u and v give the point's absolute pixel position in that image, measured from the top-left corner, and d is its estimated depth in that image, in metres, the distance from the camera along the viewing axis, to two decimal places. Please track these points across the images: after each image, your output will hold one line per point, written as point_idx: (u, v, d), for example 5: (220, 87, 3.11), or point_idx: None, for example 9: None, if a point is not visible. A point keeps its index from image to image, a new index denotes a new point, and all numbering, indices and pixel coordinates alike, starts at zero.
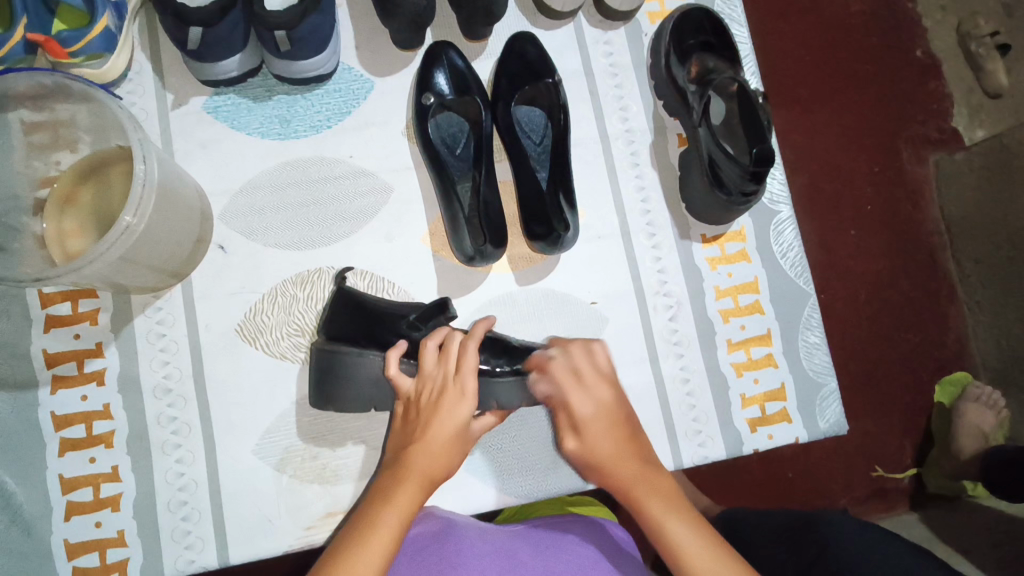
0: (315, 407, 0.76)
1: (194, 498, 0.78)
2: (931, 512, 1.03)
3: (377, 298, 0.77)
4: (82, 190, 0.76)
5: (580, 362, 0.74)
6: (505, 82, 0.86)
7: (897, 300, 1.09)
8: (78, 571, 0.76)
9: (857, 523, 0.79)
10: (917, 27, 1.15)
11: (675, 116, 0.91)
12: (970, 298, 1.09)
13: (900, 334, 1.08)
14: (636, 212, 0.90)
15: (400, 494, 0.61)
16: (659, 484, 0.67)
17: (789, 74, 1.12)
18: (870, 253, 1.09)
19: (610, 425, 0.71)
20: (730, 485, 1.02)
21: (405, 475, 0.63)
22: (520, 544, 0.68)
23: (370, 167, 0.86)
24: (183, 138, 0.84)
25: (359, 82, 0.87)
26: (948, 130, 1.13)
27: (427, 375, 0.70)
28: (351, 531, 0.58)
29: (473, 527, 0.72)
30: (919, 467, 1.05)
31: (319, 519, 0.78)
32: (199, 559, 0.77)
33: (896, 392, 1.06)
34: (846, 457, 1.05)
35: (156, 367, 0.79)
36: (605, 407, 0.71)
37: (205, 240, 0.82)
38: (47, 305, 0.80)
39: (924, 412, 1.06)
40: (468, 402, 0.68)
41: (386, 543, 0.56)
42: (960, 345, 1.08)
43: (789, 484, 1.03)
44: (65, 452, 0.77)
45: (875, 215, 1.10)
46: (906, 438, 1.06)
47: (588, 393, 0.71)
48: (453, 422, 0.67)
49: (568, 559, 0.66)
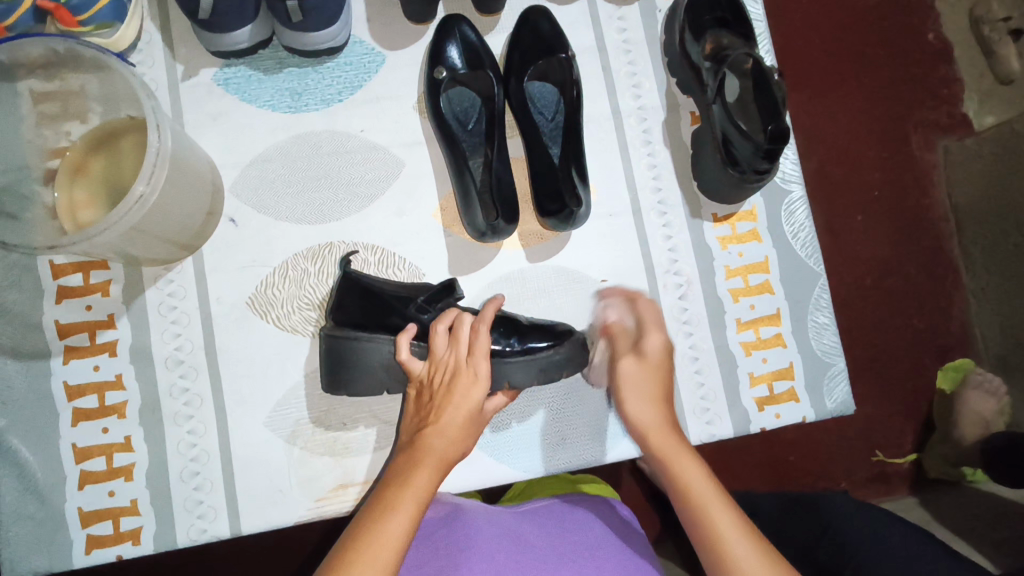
0: (327, 390, 0.76)
1: (206, 468, 0.78)
2: (930, 496, 1.04)
3: (385, 282, 0.77)
4: (94, 161, 0.76)
5: (647, 314, 0.80)
6: (518, 57, 0.85)
7: (904, 284, 1.08)
8: (91, 539, 0.76)
9: (858, 504, 0.80)
10: (930, 10, 1.14)
11: (689, 94, 0.91)
12: (976, 285, 1.08)
13: (906, 319, 1.08)
14: (648, 190, 0.89)
15: (417, 476, 0.61)
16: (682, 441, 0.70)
17: (801, 55, 1.11)
18: (879, 236, 1.09)
19: (659, 372, 0.76)
20: (733, 467, 1.03)
21: (420, 457, 0.63)
22: (527, 526, 0.68)
23: (381, 142, 0.85)
24: (194, 110, 0.84)
25: (370, 55, 0.86)
26: (958, 115, 1.12)
27: (440, 360, 0.70)
28: (369, 512, 0.57)
29: (479, 509, 0.71)
30: (919, 452, 1.05)
31: (330, 491, 0.79)
32: (211, 528, 0.77)
33: (899, 377, 1.07)
34: (849, 439, 1.05)
35: (168, 339, 0.80)
36: (660, 356, 0.77)
37: (216, 212, 0.82)
38: (59, 276, 0.80)
39: (925, 398, 1.06)
40: (480, 385, 0.68)
41: (406, 521, 0.56)
42: (964, 331, 1.08)
43: (791, 467, 1.04)
44: (78, 422, 0.78)
45: (884, 198, 1.10)
46: (908, 423, 1.06)
47: (648, 341, 0.77)
48: (467, 406, 0.67)
49: (575, 539, 0.67)
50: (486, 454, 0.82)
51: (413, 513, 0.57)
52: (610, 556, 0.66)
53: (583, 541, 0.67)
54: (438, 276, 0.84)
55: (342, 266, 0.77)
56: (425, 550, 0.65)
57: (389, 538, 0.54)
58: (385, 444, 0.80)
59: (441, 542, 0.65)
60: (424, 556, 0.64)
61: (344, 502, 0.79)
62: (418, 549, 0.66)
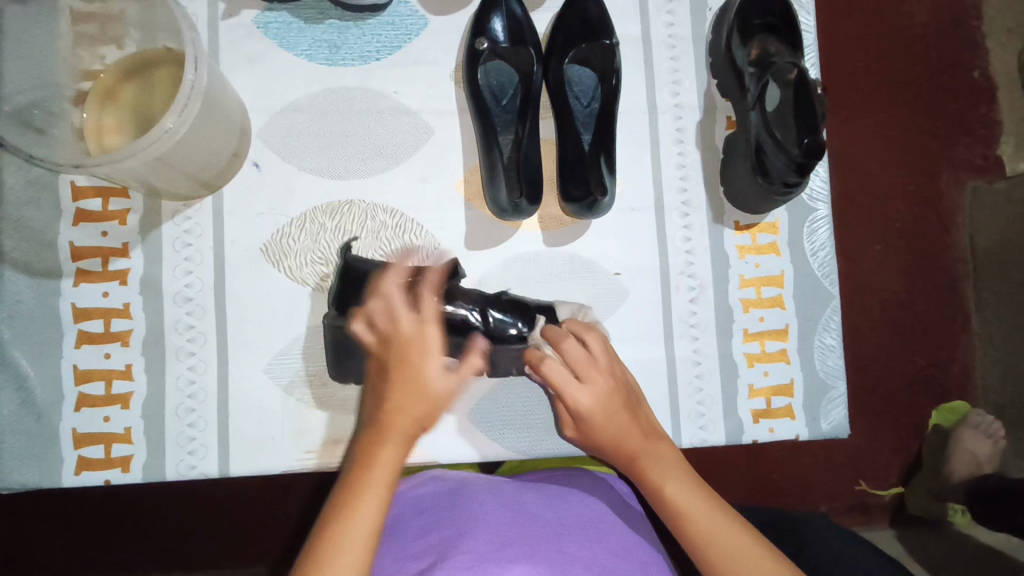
0: (335, 378, 0.79)
1: (202, 406, 0.79)
2: (905, 531, 1.05)
3: (388, 265, 0.76)
4: (125, 88, 0.76)
5: (575, 354, 0.72)
6: (560, 37, 0.84)
7: (910, 320, 1.07)
8: (82, 460, 0.77)
9: (838, 530, 0.80)
10: (978, 46, 1.11)
11: (727, 98, 0.89)
12: (983, 331, 1.08)
13: (907, 354, 1.07)
14: (673, 189, 0.89)
15: (380, 457, 0.58)
16: (668, 461, 0.69)
17: (844, 76, 1.09)
18: (893, 270, 1.08)
19: (609, 416, 0.71)
20: (714, 476, 1.04)
21: (385, 433, 0.60)
22: (528, 494, 0.69)
23: (414, 106, 0.84)
24: (229, 50, 0.83)
25: (413, 17, 0.85)
26: (991, 158, 1.10)
27: (385, 329, 0.65)
28: (337, 498, 0.56)
29: (484, 480, 0.72)
30: (903, 487, 1.05)
31: (320, 446, 0.79)
32: (201, 465, 0.78)
33: (894, 410, 1.06)
34: (834, 466, 1.05)
35: (179, 275, 0.80)
36: (605, 398, 0.71)
37: (241, 154, 0.81)
38: (78, 198, 0.80)
39: (917, 436, 1.06)
40: (433, 356, 0.62)
41: (376, 504, 0.55)
42: (965, 374, 1.07)
43: (771, 486, 1.04)
44: (82, 345, 0.78)
45: (902, 233, 1.08)
46: (896, 457, 1.06)
47: (586, 386, 0.71)
48: (423, 379, 0.62)
49: (575, 513, 0.68)
50: (480, 430, 0.83)
51: (381, 499, 0.55)
52: (611, 529, 0.68)
53: (585, 516, 0.68)
54: (454, 248, 0.84)
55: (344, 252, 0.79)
56: (423, 522, 0.65)
57: (359, 526, 0.53)
58: None
59: (442, 514, 0.65)
60: (426, 528, 0.64)
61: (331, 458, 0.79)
62: (418, 519, 0.66)
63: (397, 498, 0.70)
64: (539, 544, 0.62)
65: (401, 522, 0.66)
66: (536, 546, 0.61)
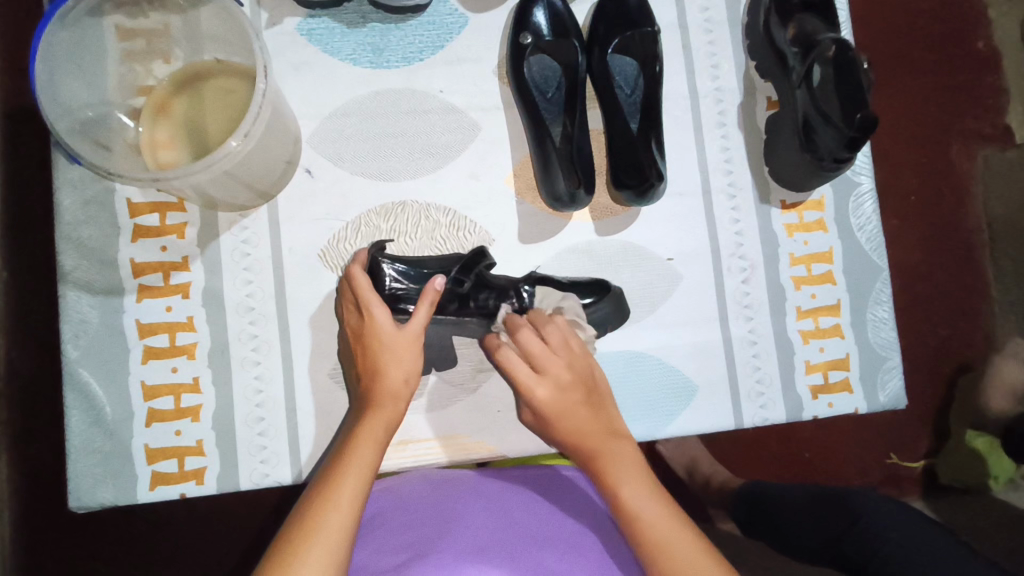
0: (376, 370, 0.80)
1: (271, 415, 0.79)
2: (944, 500, 1.04)
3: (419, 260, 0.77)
4: (176, 101, 0.76)
5: (529, 343, 0.73)
6: (603, 28, 0.84)
7: (934, 291, 1.08)
8: (157, 476, 0.78)
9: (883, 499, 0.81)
10: (984, 15, 1.12)
11: (768, 79, 0.90)
12: (1003, 296, 1.09)
13: (932, 326, 1.08)
14: (719, 171, 0.89)
15: (367, 424, 0.66)
16: (634, 469, 0.67)
17: (867, 51, 1.10)
18: (919, 239, 1.09)
19: (565, 410, 0.71)
20: (756, 456, 1.04)
21: (377, 403, 0.67)
22: (514, 496, 0.71)
23: (460, 104, 0.85)
24: (275, 58, 0.83)
25: (453, 16, 0.85)
26: (1001, 126, 1.11)
27: (349, 321, 0.74)
28: (332, 462, 0.61)
29: (473, 478, 0.73)
30: (932, 459, 1.06)
31: (392, 446, 0.82)
32: (274, 474, 0.79)
33: (926, 379, 1.07)
34: (866, 441, 1.06)
35: (239, 286, 0.80)
36: (562, 390, 0.72)
37: (294, 162, 0.82)
38: (135, 215, 0.80)
39: (948, 404, 1.06)
40: (381, 309, 0.70)
41: (370, 452, 0.62)
42: (988, 341, 1.08)
43: (806, 464, 1.05)
44: (148, 360, 0.79)
45: (919, 205, 1.09)
46: (925, 429, 1.06)
47: (542, 379, 0.72)
48: (383, 334, 0.70)
49: (563, 515, 0.69)
50: None
51: (372, 455, 0.62)
52: (591, 544, 0.66)
53: (567, 524, 0.68)
54: (507, 244, 0.84)
55: (373, 249, 0.75)
56: (409, 517, 0.66)
57: (356, 471, 0.59)
58: (444, 403, 0.83)
59: (426, 513, 0.66)
60: (409, 522, 0.65)
61: (400, 459, 0.82)
62: (404, 514, 0.67)
63: (387, 491, 0.72)
64: (518, 549, 0.63)
65: (387, 516, 0.68)
66: (516, 553, 0.62)
